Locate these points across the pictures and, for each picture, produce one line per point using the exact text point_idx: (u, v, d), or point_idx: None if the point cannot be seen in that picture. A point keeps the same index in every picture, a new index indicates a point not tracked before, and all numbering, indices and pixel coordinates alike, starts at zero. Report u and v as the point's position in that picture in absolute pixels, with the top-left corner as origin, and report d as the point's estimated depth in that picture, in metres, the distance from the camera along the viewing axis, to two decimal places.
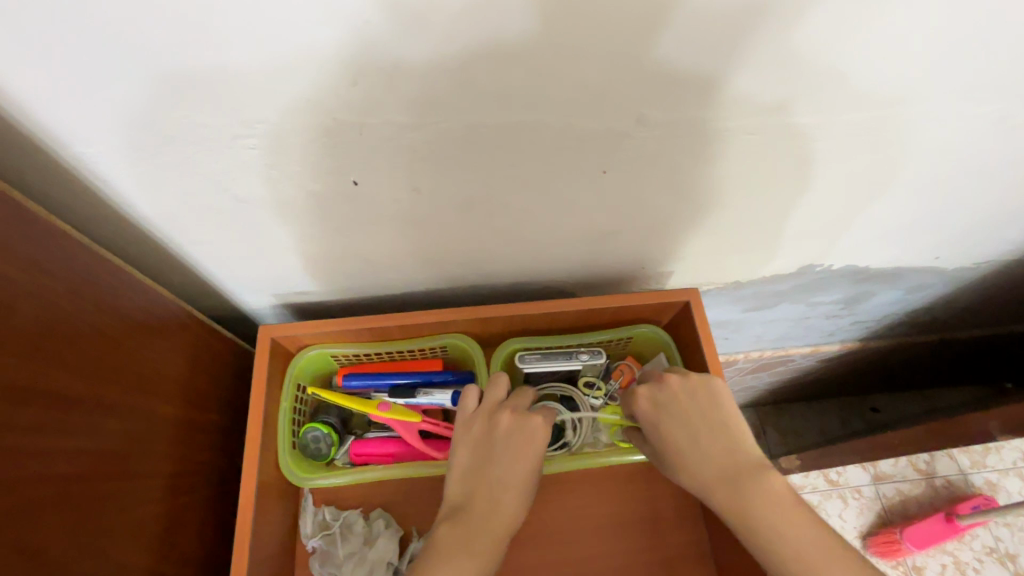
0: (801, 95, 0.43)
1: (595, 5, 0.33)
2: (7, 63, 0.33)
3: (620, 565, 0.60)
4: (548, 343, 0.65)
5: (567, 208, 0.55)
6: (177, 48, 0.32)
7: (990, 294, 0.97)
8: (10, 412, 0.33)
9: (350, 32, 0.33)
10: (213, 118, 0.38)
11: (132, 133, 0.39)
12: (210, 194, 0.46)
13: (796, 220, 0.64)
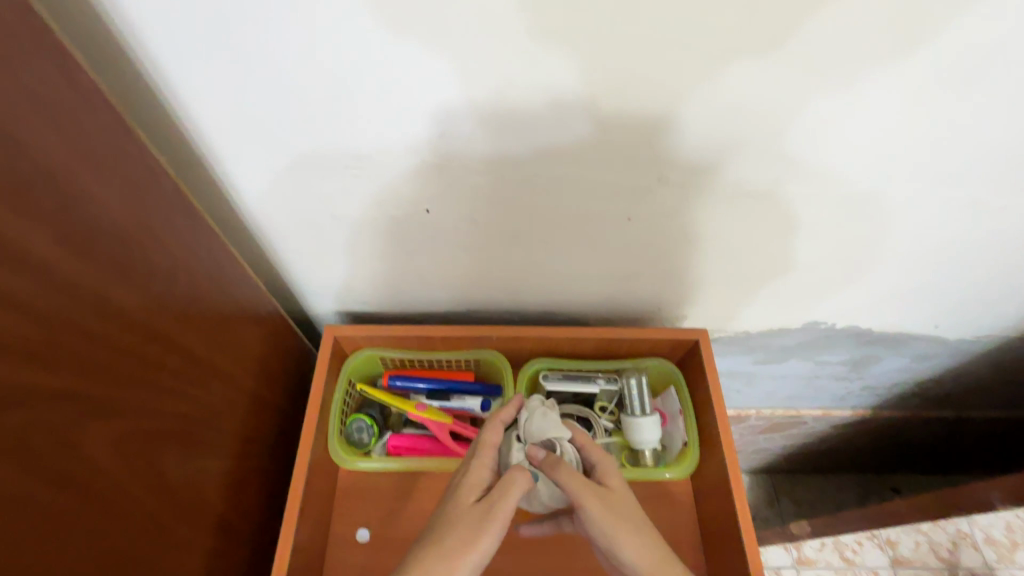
0: (797, 169, 0.52)
1: (630, 91, 0.43)
2: (203, 103, 0.45)
3: None
4: (570, 366, 0.73)
5: (598, 246, 0.64)
6: (323, 99, 0.44)
7: (998, 372, 1.00)
8: (162, 356, 0.43)
9: (444, 96, 0.44)
10: (334, 152, 0.50)
11: (271, 159, 0.51)
12: (312, 210, 0.57)
13: (799, 277, 0.71)
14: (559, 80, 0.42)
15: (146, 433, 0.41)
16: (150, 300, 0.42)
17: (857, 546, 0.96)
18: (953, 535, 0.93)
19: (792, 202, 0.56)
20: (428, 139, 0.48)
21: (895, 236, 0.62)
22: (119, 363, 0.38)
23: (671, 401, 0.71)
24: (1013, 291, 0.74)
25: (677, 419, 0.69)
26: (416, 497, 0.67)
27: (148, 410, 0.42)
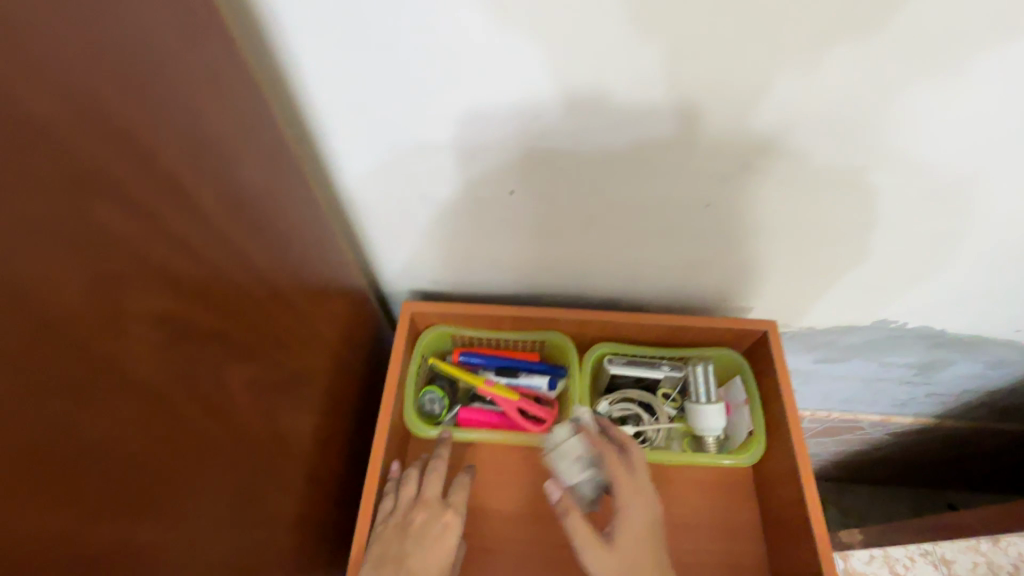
0: (888, 160, 0.51)
1: (728, 77, 0.44)
2: (321, 85, 0.49)
3: (682, 560, 0.65)
4: (634, 351, 0.74)
5: (671, 233, 0.65)
6: (432, 82, 0.47)
7: None
8: (282, 315, 0.47)
9: (545, 80, 0.46)
10: (432, 133, 0.52)
11: (374, 138, 0.54)
12: (403, 189, 0.61)
13: (874, 272, 0.70)
14: (659, 65, 0.43)
15: (270, 383, 0.45)
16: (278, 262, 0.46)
17: (908, 560, 0.92)
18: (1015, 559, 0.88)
19: (878, 192, 0.56)
20: (523, 122, 0.50)
21: (984, 232, 0.61)
22: (256, 317, 0.42)
23: (735, 390, 0.71)
24: None
25: (742, 408, 0.70)
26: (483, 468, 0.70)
27: (271, 362, 0.46)
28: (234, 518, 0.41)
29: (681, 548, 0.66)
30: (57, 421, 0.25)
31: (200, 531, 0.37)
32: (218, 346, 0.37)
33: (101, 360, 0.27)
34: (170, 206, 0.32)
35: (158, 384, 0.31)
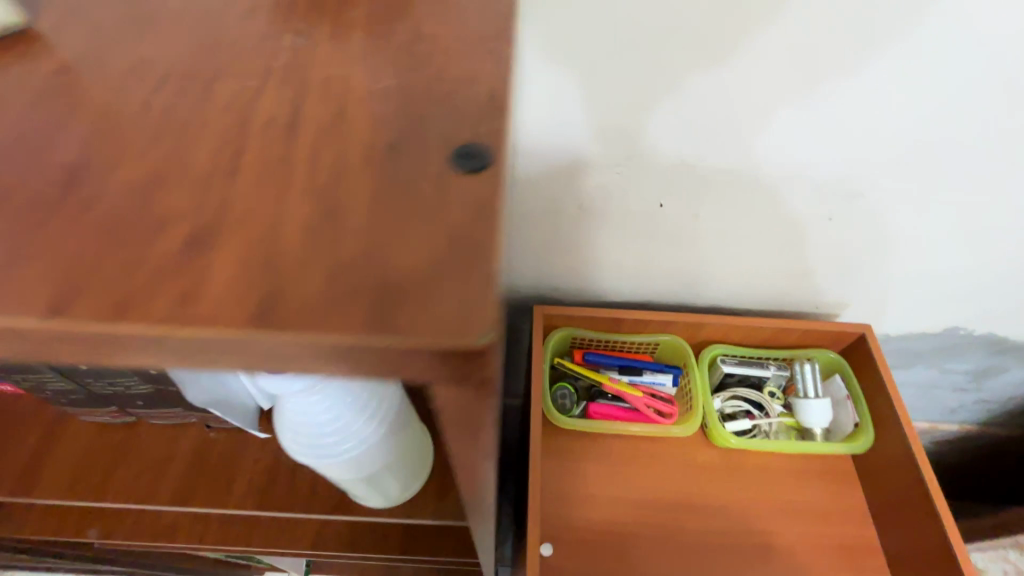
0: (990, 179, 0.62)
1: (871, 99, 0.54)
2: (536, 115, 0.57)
3: (801, 541, 0.72)
4: (742, 352, 0.83)
5: (784, 243, 0.73)
6: (638, 110, 0.57)
7: None
8: None
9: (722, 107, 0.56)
10: (614, 153, 0.62)
11: (566, 161, 0.63)
12: (567, 205, 0.69)
13: (957, 287, 0.79)
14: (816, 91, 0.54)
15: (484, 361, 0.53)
16: None
17: None
18: None
19: (978, 201, 0.64)
20: (688, 136, 0.59)
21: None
22: None
23: (837, 387, 0.79)
24: None
25: (845, 402, 0.78)
26: (610, 459, 0.76)
27: None
28: None
29: (795, 529, 0.72)
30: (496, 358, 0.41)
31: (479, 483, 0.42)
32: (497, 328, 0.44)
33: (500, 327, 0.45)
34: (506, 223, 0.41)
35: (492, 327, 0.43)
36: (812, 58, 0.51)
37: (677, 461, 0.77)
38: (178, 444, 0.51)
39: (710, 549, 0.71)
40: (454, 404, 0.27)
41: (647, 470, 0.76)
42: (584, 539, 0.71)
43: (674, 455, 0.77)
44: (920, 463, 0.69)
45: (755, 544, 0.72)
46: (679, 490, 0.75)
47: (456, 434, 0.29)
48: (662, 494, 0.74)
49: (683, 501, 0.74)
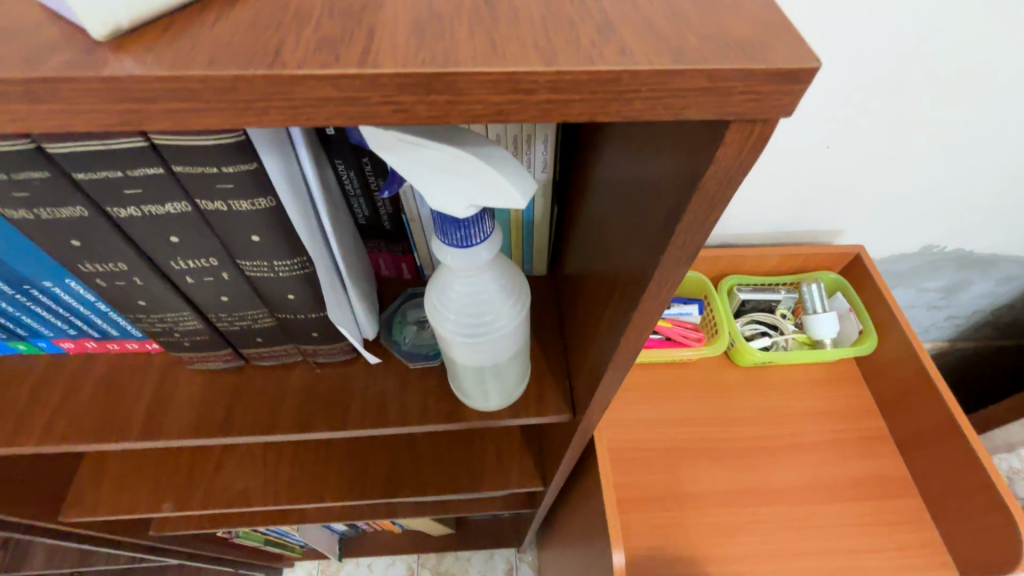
0: (978, 102, 0.67)
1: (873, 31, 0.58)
2: None
3: (822, 438, 0.81)
4: (754, 281, 0.91)
5: (792, 175, 0.78)
6: None
7: None
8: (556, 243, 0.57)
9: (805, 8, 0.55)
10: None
11: None
12: None
13: (938, 209, 0.87)
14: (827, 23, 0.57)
15: (564, 287, 0.55)
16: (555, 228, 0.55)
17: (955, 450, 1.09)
18: None
19: (967, 123, 0.70)
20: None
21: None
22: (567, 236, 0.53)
23: (839, 302, 0.89)
24: None
25: (848, 315, 0.88)
26: (648, 386, 0.84)
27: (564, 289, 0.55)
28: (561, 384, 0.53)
29: (816, 428, 0.82)
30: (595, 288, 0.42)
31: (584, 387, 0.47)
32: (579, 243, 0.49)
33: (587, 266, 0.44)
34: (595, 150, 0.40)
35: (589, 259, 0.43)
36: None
37: (706, 381, 0.85)
38: (280, 380, 0.53)
39: (748, 452, 0.79)
40: (666, 281, 0.28)
41: (682, 392, 0.84)
42: (635, 458, 0.78)
43: (703, 377, 0.85)
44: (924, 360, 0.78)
45: (786, 445, 0.80)
46: (712, 406, 0.83)
47: (652, 307, 0.30)
48: (697, 411, 0.82)
49: (716, 415, 0.82)
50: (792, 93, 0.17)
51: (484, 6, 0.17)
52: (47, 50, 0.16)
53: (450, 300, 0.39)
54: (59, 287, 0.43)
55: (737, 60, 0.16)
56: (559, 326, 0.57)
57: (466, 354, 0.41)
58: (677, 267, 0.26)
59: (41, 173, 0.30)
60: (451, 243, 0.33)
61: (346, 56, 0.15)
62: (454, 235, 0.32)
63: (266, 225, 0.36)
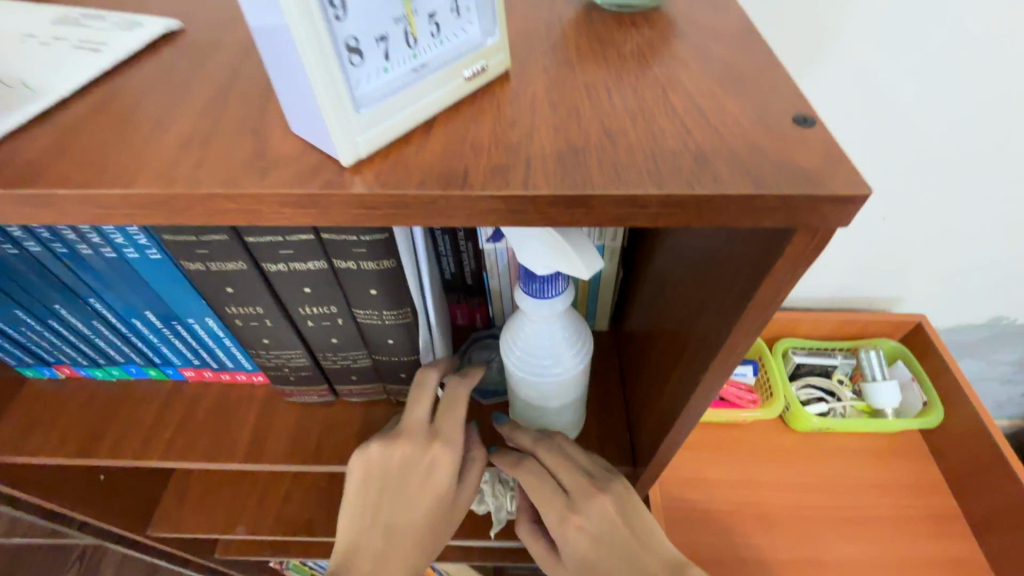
0: None
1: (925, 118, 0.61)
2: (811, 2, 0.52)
3: (887, 512, 0.78)
4: (810, 344, 0.92)
5: (846, 244, 0.80)
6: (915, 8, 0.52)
7: None
8: (619, 301, 0.61)
9: (851, 96, 0.59)
10: (859, 68, 0.56)
11: (822, 54, 0.55)
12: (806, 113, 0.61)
13: (1003, 280, 0.86)
14: (878, 111, 0.61)
15: (626, 342, 0.60)
16: (618, 291, 0.60)
17: None
18: None
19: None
20: (869, 88, 0.58)
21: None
22: (631, 296, 0.57)
23: (900, 370, 0.88)
24: None
25: (911, 385, 0.86)
26: (699, 445, 0.84)
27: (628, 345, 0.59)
28: (622, 435, 0.56)
29: (880, 502, 0.79)
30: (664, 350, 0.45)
31: (647, 439, 0.50)
32: (643, 304, 0.53)
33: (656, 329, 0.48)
34: (666, 228, 0.45)
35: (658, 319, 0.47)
36: (876, 84, 0.58)
37: (761, 444, 0.85)
38: (366, 415, 0.59)
39: (807, 522, 0.77)
40: (735, 348, 0.32)
41: (736, 453, 0.84)
42: (688, 518, 0.78)
43: (757, 440, 0.85)
44: (998, 442, 0.76)
45: (847, 517, 0.78)
46: (767, 470, 0.82)
47: (724, 369, 0.34)
48: (751, 475, 0.82)
49: (771, 480, 0.81)
50: (848, 211, 0.21)
51: (607, 142, 0.23)
52: (310, 171, 0.22)
53: (524, 341, 0.44)
54: (200, 323, 0.51)
55: (806, 187, 0.21)
56: (620, 379, 0.60)
57: (523, 387, 0.46)
58: (746, 335, 0.30)
59: (222, 236, 0.38)
60: (529, 293, 0.39)
61: (514, 181, 0.22)
62: (533, 287, 0.38)
63: (383, 281, 0.42)
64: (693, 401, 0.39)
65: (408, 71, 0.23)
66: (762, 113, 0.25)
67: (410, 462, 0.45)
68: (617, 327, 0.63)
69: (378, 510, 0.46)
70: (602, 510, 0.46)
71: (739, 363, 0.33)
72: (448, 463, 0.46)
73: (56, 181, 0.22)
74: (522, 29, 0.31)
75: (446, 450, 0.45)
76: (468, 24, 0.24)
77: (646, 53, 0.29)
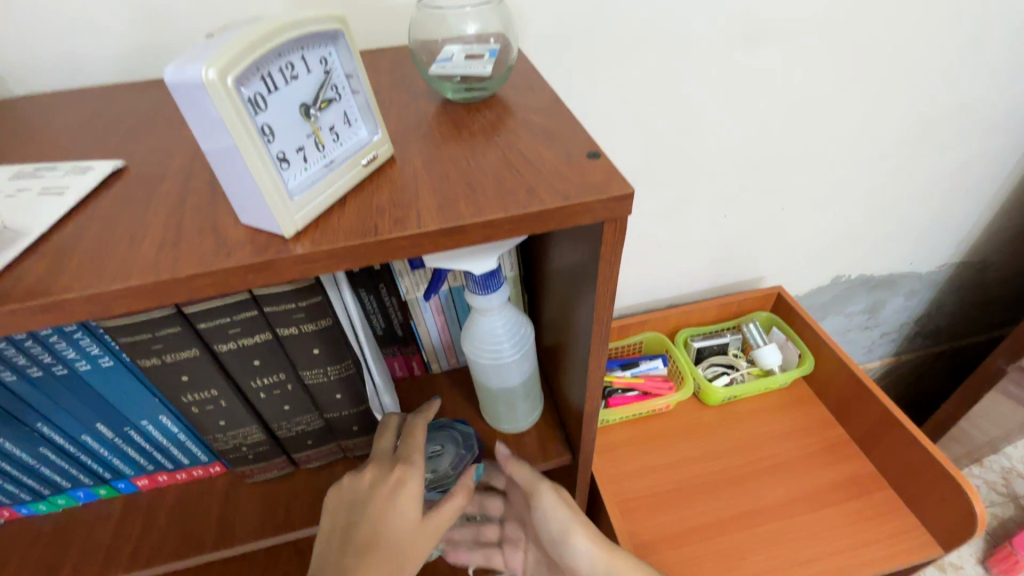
0: (812, 162, 0.90)
1: (720, 136, 0.81)
2: (614, 68, 0.69)
3: (795, 453, 0.92)
4: (703, 331, 1.08)
5: (703, 242, 0.98)
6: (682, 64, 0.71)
7: (968, 301, 1.36)
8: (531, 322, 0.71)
9: (663, 130, 0.78)
10: (661, 109, 0.75)
11: (633, 103, 0.73)
12: (636, 147, 0.79)
13: (826, 244, 1.08)
14: (686, 137, 0.80)
15: (544, 354, 0.70)
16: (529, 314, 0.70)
17: None
18: (987, 497, 1.46)
19: (812, 177, 0.93)
20: (672, 120, 0.77)
21: (879, 190, 1.00)
22: (537, 314, 0.68)
23: (777, 334, 1.06)
24: (947, 226, 1.14)
25: (786, 344, 1.04)
26: (636, 439, 0.95)
27: (545, 355, 0.68)
28: (557, 431, 0.65)
29: (788, 446, 0.93)
30: (568, 343, 0.56)
31: (576, 424, 0.60)
32: (547, 316, 0.64)
33: (560, 331, 0.59)
34: (546, 248, 0.56)
35: (559, 321, 0.58)
36: (677, 118, 0.77)
37: (685, 424, 0.97)
38: (330, 475, 0.64)
39: (737, 479, 0.88)
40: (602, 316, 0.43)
41: (668, 438, 0.95)
42: (641, 505, 0.86)
43: (682, 421, 0.97)
44: (855, 370, 0.92)
45: (768, 466, 0.90)
46: (696, 444, 0.94)
47: (602, 335, 0.45)
48: (684, 452, 0.93)
49: (701, 452, 0.92)
50: (625, 203, 0.34)
51: (468, 190, 0.34)
52: (264, 246, 0.31)
53: (499, 333, 0.55)
54: (153, 423, 0.54)
55: (595, 193, 0.33)
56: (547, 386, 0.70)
57: (511, 368, 0.57)
58: (605, 305, 0.42)
59: (175, 328, 0.44)
60: (492, 288, 0.50)
61: (410, 225, 0.32)
62: (493, 282, 0.50)
63: (322, 339, 0.50)
64: (592, 371, 0.49)
65: (322, 167, 0.33)
66: (567, 154, 0.37)
67: (377, 485, 0.50)
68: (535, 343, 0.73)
69: (344, 531, 0.49)
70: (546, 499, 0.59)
71: (610, 329, 0.44)
72: (413, 486, 0.50)
73: (64, 289, 0.29)
74: (399, 125, 0.43)
75: (408, 475, 0.51)
76: (357, 129, 0.35)
77: (489, 127, 0.42)
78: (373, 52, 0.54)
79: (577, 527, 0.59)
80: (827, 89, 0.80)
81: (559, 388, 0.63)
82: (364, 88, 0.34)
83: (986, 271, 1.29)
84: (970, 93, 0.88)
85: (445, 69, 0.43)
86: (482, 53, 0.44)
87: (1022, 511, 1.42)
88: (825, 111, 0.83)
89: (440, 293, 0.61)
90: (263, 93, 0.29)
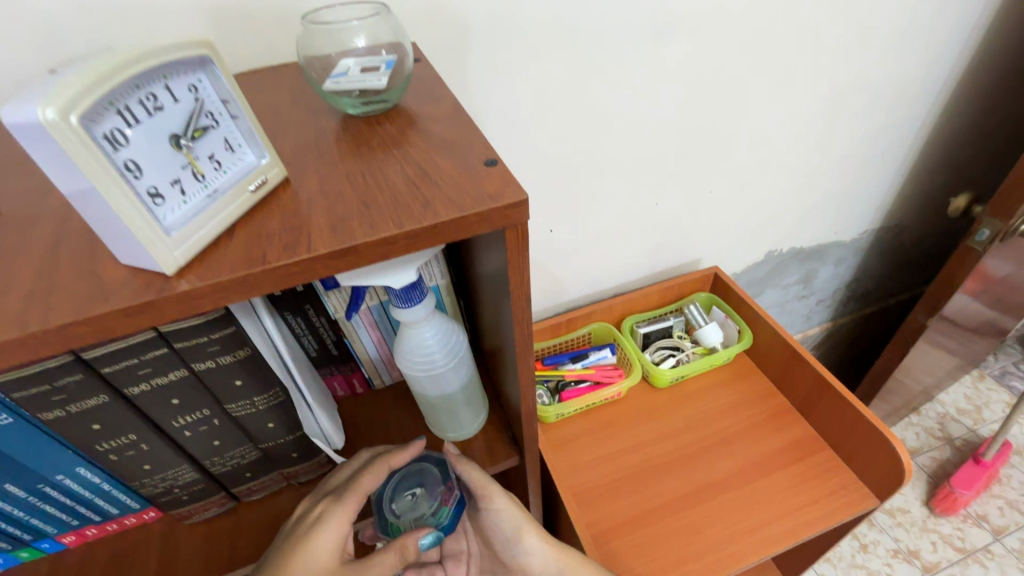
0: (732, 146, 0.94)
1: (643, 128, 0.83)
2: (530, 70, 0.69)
3: (741, 425, 0.96)
4: (648, 316, 1.11)
5: (639, 230, 1.00)
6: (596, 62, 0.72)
7: (890, 263, 1.45)
8: (471, 327, 0.71)
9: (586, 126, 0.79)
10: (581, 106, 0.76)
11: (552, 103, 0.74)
12: (561, 145, 0.79)
13: (755, 222, 1.13)
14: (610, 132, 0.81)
15: (485, 357, 0.70)
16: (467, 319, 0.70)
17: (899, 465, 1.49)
18: (925, 441, 1.57)
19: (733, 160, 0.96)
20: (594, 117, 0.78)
21: (798, 168, 1.05)
22: (474, 319, 0.68)
23: (717, 313, 1.10)
24: (864, 195, 1.21)
25: (726, 321, 1.08)
26: (591, 430, 0.97)
27: (486, 358, 0.69)
28: (505, 433, 0.65)
29: (735, 419, 0.97)
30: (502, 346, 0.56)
31: (519, 424, 0.60)
32: (483, 321, 0.64)
33: (494, 335, 0.59)
34: (472, 254, 0.57)
35: (492, 324, 0.58)
36: (598, 114, 0.78)
37: (637, 409, 0.99)
38: (275, 505, 0.62)
39: (689, 457, 0.91)
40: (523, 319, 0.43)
41: (622, 424, 0.97)
42: (600, 493, 0.88)
43: (634, 406, 1.00)
44: (789, 339, 0.97)
45: (717, 440, 0.93)
46: (649, 428, 0.96)
47: (526, 336, 0.46)
48: (638, 437, 0.95)
49: (654, 435, 0.95)
50: (522, 210, 0.34)
51: (362, 208, 0.34)
52: (145, 286, 0.30)
53: (430, 345, 0.54)
54: (70, 477, 0.51)
55: (491, 202, 0.34)
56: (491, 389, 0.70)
57: (445, 377, 0.57)
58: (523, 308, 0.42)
59: (76, 375, 0.42)
60: (415, 300, 0.49)
61: (300, 249, 0.31)
62: (416, 294, 0.49)
63: (245, 369, 0.48)
64: (524, 373, 0.50)
65: (204, 198, 0.31)
66: (466, 163, 0.37)
67: (302, 518, 0.53)
68: (477, 348, 0.73)
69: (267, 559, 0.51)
70: (498, 504, 0.61)
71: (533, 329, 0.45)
72: (330, 524, 0.51)
73: None
74: (296, 144, 0.41)
75: (331, 508, 0.52)
76: (242, 154, 0.34)
77: (390, 141, 0.41)
78: (274, 71, 0.52)
79: (527, 530, 0.62)
80: (738, 75, 0.83)
81: (502, 391, 0.64)
82: (244, 113, 0.33)
83: (903, 234, 1.38)
84: (868, 70, 0.93)
85: (340, 83, 0.42)
86: (378, 65, 0.43)
87: (956, 451, 1.54)
88: (739, 97, 0.86)
89: (370, 309, 0.61)
90: (122, 127, 0.28)
